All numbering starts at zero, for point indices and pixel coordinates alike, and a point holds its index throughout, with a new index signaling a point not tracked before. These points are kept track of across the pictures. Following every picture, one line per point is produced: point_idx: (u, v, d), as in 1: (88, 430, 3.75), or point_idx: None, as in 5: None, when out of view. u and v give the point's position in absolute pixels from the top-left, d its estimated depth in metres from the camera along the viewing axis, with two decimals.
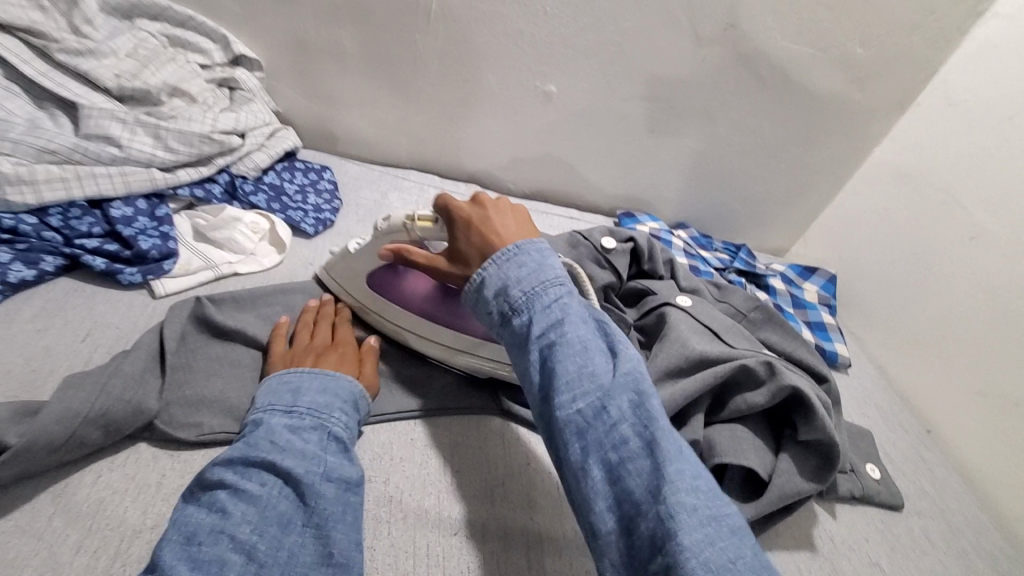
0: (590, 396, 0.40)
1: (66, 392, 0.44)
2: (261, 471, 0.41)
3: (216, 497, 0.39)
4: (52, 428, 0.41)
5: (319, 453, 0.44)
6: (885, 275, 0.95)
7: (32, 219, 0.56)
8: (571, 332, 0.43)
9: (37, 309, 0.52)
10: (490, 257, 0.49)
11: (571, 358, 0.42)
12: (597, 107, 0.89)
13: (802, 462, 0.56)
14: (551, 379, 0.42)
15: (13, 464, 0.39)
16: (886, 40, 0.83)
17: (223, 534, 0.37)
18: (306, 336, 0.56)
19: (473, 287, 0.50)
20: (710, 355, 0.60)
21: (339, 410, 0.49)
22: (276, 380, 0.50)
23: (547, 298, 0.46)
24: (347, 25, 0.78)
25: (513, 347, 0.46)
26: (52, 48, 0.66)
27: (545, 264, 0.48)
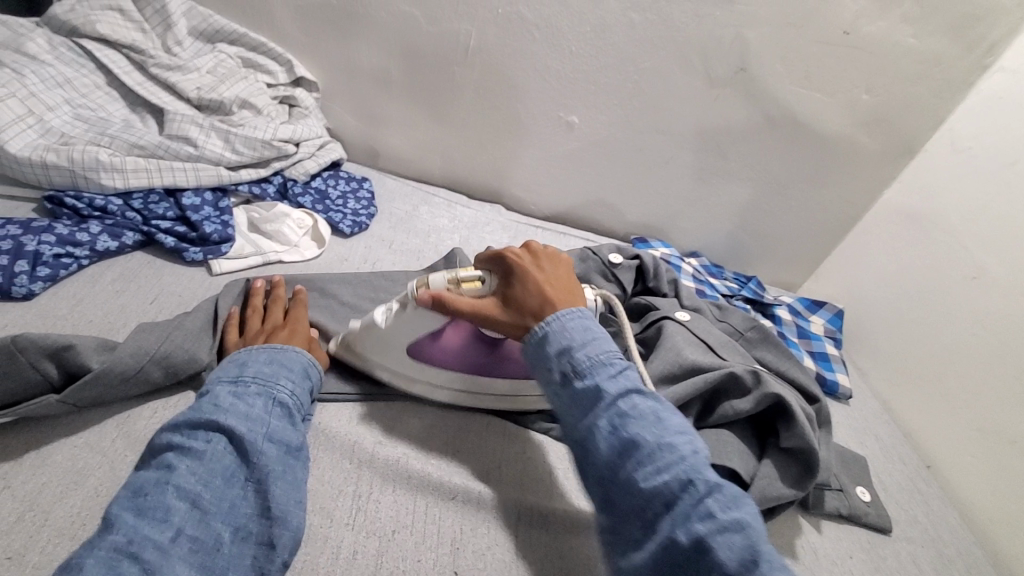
0: (674, 468, 0.41)
1: (138, 335, 0.52)
2: (209, 432, 0.44)
3: (165, 456, 0.42)
4: (126, 360, 0.49)
5: (263, 416, 0.46)
6: (892, 313, 0.97)
7: (119, 201, 0.66)
8: (641, 399, 0.46)
9: (116, 275, 0.61)
10: (553, 313, 0.52)
11: (650, 427, 0.44)
12: (616, 138, 0.97)
13: (784, 468, 0.59)
14: (629, 449, 0.43)
15: (93, 387, 0.48)
16: (891, 88, 0.89)
17: (167, 484, 0.40)
18: (258, 321, 0.58)
19: (532, 340, 0.52)
20: (702, 363, 0.65)
21: (286, 381, 0.51)
22: (228, 356, 0.52)
23: (612, 364, 0.48)
24: (396, 55, 0.89)
25: (576, 411, 0.48)
26: (149, 63, 0.78)
27: (602, 329, 0.52)
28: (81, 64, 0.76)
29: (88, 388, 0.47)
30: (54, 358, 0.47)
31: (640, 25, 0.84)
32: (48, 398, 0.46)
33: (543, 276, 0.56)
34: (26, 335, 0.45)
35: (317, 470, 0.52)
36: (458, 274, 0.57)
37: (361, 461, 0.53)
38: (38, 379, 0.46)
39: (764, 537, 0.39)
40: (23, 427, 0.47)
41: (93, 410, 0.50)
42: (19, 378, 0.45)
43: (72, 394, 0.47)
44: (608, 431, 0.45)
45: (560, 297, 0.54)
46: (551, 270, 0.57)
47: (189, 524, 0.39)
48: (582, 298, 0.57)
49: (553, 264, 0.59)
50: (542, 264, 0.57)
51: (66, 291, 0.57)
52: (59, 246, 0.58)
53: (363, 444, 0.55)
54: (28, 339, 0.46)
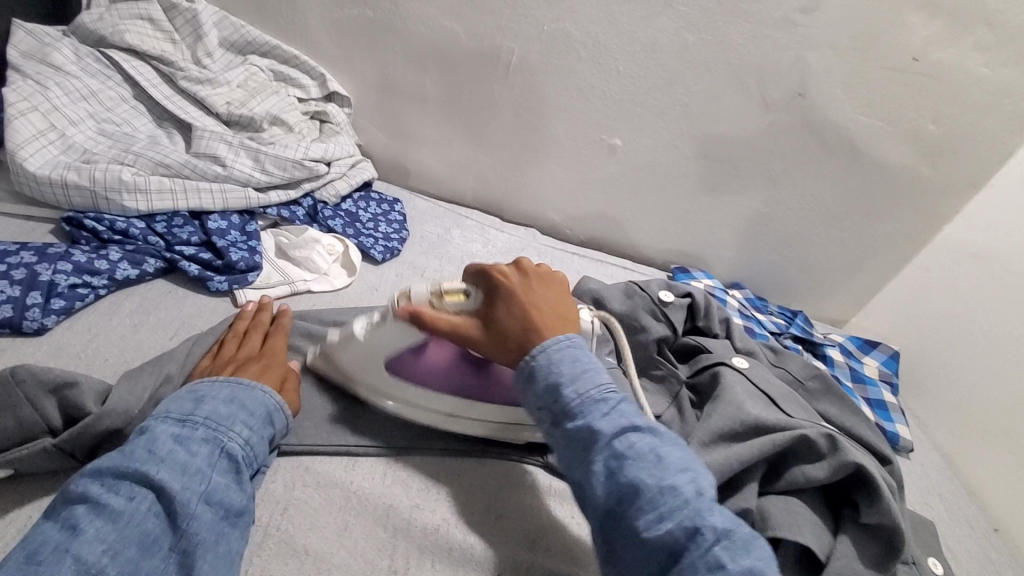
0: (679, 515, 0.39)
1: (138, 374, 0.47)
2: (134, 484, 0.37)
3: (74, 512, 0.35)
4: (128, 399, 0.44)
5: (205, 471, 0.40)
6: (954, 358, 0.90)
7: (141, 224, 0.62)
8: (639, 438, 0.43)
9: (135, 306, 0.57)
10: (539, 345, 0.48)
11: (649, 469, 0.41)
12: (659, 163, 0.91)
13: (861, 546, 0.54)
14: (629, 495, 0.41)
15: (92, 432, 0.42)
16: (958, 118, 0.82)
17: (66, 553, 0.33)
18: (233, 347, 0.52)
19: (520, 375, 0.48)
20: (766, 421, 0.59)
21: (241, 424, 0.44)
22: (182, 389, 0.45)
23: (606, 401, 0.45)
24: (432, 71, 0.85)
25: (568, 450, 0.45)
26: (177, 76, 0.74)
27: (593, 360, 0.48)
28: (108, 76, 0.72)
29: (86, 433, 0.42)
30: (56, 397, 0.42)
31: (693, 46, 0.79)
32: (42, 442, 0.40)
33: (530, 298, 0.52)
34: (27, 366, 0.41)
35: (348, 539, 0.46)
36: (441, 286, 0.51)
37: (396, 529, 0.48)
38: (34, 419, 0.41)
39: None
40: (21, 484, 0.42)
41: None
42: (13, 418, 0.40)
43: (71, 440, 0.41)
44: (605, 476, 0.42)
45: (546, 324, 0.50)
46: (542, 293, 0.53)
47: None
48: (571, 324, 0.52)
49: (544, 285, 0.54)
50: (533, 285, 0.53)
51: (81, 324, 0.53)
52: (75, 276, 0.54)
53: (399, 509, 0.50)
54: (30, 371, 0.41)
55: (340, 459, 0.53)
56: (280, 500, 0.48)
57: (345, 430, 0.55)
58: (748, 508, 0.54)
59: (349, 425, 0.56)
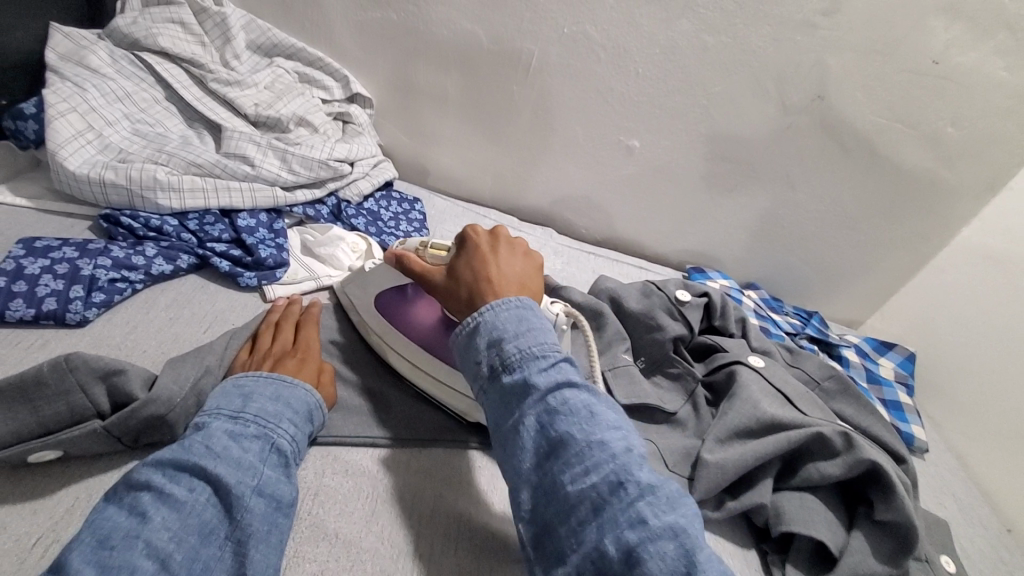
0: (604, 468, 0.37)
1: (180, 363, 0.49)
2: (195, 477, 0.39)
3: (139, 499, 0.37)
4: (171, 387, 0.46)
5: (257, 466, 0.41)
6: (971, 361, 0.90)
7: (174, 221, 0.65)
8: (574, 395, 0.42)
9: (170, 300, 0.59)
10: (489, 305, 0.48)
11: (579, 424, 0.39)
12: (675, 164, 0.92)
13: (876, 542, 0.54)
14: (557, 449, 0.39)
15: (137, 417, 0.43)
16: (979, 122, 0.82)
17: (137, 538, 0.34)
18: (268, 340, 0.55)
19: (466, 334, 0.48)
20: (782, 419, 0.59)
21: (288, 423, 0.46)
22: (227, 384, 0.47)
23: (546, 357, 0.44)
24: (452, 74, 0.86)
25: (502, 406, 0.43)
26: (207, 78, 0.77)
27: (540, 321, 0.47)
28: (141, 78, 0.74)
29: (132, 418, 0.43)
30: (104, 383, 0.44)
31: (713, 49, 0.79)
32: (91, 425, 0.42)
33: (491, 256, 0.53)
34: (80, 353, 0.43)
35: (376, 525, 0.48)
36: (429, 240, 0.58)
37: (422, 517, 0.50)
38: (84, 404, 0.43)
39: (701, 541, 0.35)
40: (70, 465, 0.44)
41: (143, 450, 0.46)
42: (65, 403, 0.42)
43: (117, 424, 0.43)
44: (536, 430, 0.41)
45: (500, 280, 0.51)
46: (506, 256, 0.54)
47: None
48: (524, 290, 0.52)
49: (512, 249, 0.55)
50: (498, 247, 0.54)
51: (119, 317, 0.55)
52: (114, 270, 0.56)
53: (424, 498, 0.51)
54: (82, 358, 0.43)
55: (366, 449, 0.55)
56: (311, 485, 0.50)
57: (370, 421, 0.57)
58: (763, 503, 0.55)
59: (373, 417, 0.58)
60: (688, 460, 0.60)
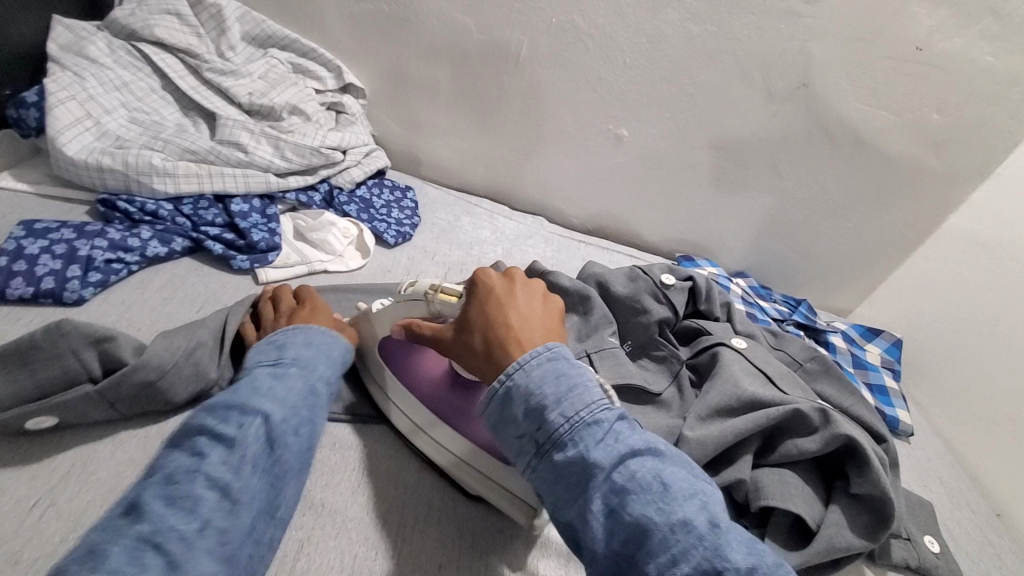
0: (693, 555, 0.34)
1: (172, 335, 0.50)
2: (243, 416, 0.40)
3: (196, 440, 0.38)
4: (162, 356, 0.48)
5: (300, 408, 0.43)
6: (958, 348, 0.91)
7: (169, 205, 0.67)
8: (639, 464, 0.38)
9: (164, 281, 0.61)
10: (516, 364, 0.44)
11: (654, 503, 0.36)
12: (664, 153, 0.93)
13: (854, 516, 0.55)
14: (635, 537, 0.36)
15: (128, 382, 0.45)
16: (964, 108, 0.83)
17: (198, 473, 0.36)
18: (271, 312, 0.56)
19: (498, 400, 0.44)
20: (761, 396, 0.61)
21: (324, 368, 0.48)
22: (263, 337, 0.49)
23: (598, 423, 0.40)
24: (443, 64, 0.88)
25: (560, 488, 0.40)
26: (202, 67, 0.79)
27: (579, 373, 0.43)
28: (138, 67, 0.76)
29: (122, 382, 0.45)
30: (96, 349, 0.46)
31: (699, 38, 0.81)
32: (84, 389, 0.44)
33: (511, 305, 0.49)
34: (71, 320, 0.45)
35: (363, 498, 0.50)
36: (438, 285, 0.54)
37: (405, 489, 0.52)
38: (77, 368, 0.45)
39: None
40: (69, 432, 0.46)
41: (138, 419, 0.48)
42: (59, 366, 0.44)
43: (109, 388, 0.45)
44: (605, 514, 0.37)
45: (522, 329, 0.48)
46: (525, 300, 0.50)
47: (219, 517, 0.35)
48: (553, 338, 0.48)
49: (531, 292, 0.51)
50: (515, 291, 0.50)
51: (116, 297, 0.57)
52: (111, 252, 0.58)
53: (408, 473, 0.54)
54: (73, 324, 0.45)
55: (353, 426, 0.57)
56: None
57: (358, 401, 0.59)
58: (742, 479, 0.56)
59: (362, 397, 0.60)
60: (671, 436, 0.61)
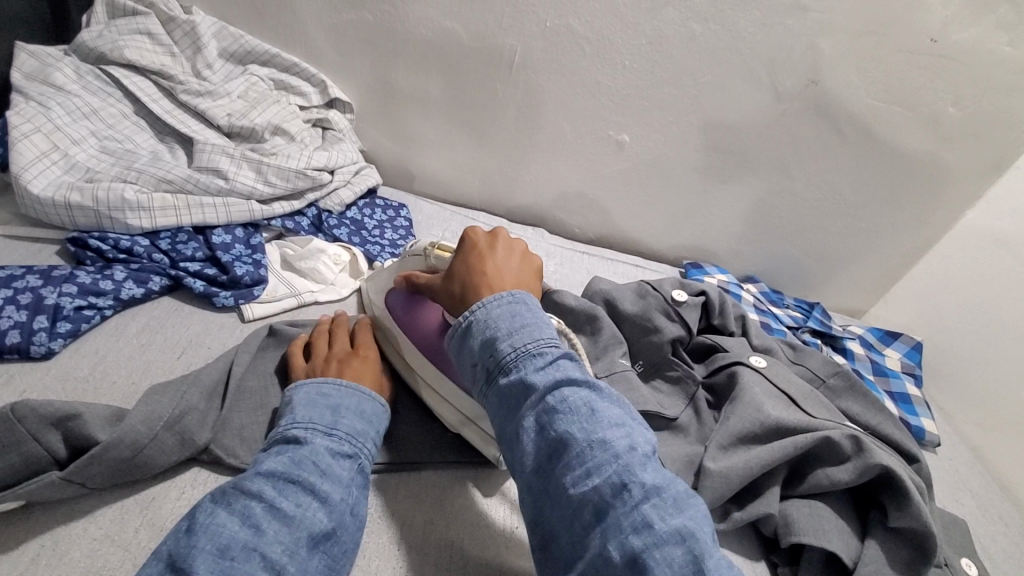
0: (606, 470, 0.37)
1: (151, 397, 0.46)
2: (300, 491, 0.40)
3: (251, 508, 0.38)
4: (138, 428, 0.43)
5: (348, 484, 0.43)
6: (980, 349, 0.87)
7: (145, 241, 0.62)
8: (573, 392, 0.41)
9: (141, 325, 0.56)
10: (481, 302, 0.48)
11: (578, 422, 0.39)
12: (668, 158, 0.89)
13: (893, 551, 0.51)
14: (557, 450, 0.39)
15: (99, 463, 0.41)
16: (982, 101, 0.78)
17: (255, 551, 0.36)
18: (324, 344, 0.56)
19: (461, 332, 0.48)
20: (787, 422, 0.57)
21: (371, 443, 0.48)
22: (315, 390, 0.49)
23: (542, 355, 0.43)
24: (433, 74, 0.84)
25: (501, 408, 0.44)
26: (177, 89, 0.74)
27: (535, 315, 0.47)
28: (108, 93, 0.72)
29: (93, 464, 0.41)
30: (60, 430, 0.41)
31: (701, 37, 0.76)
32: (48, 475, 0.40)
33: (491, 254, 0.53)
34: (27, 402, 0.40)
35: (364, 558, 0.46)
36: (436, 242, 0.58)
37: (410, 545, 0.48)
38: (40, 454, 0.40)
39: (707, 542, 0.35)
40: (37, 510, 0.41)
41: (114, 490, 0.44)
42: (17, 454, 0.39)
43: (78, 471, 0.40)
44: (535, 431, 0.41)
45: (496, 274, 0.51)
46: (504, 254, 0.53)
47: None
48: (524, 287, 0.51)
49: (512, 249, 0.54)
50: (496, 245, 0.53)
51: (88, 347, 0.53)
52: (81, 298, 0.54)
53: (413, 525, 0.50)
54: (30, 406, 0.40)
55: None
56: None
57: None
58: (771, 513, 0.53)
59: None
60: (691, 468, 0.58)
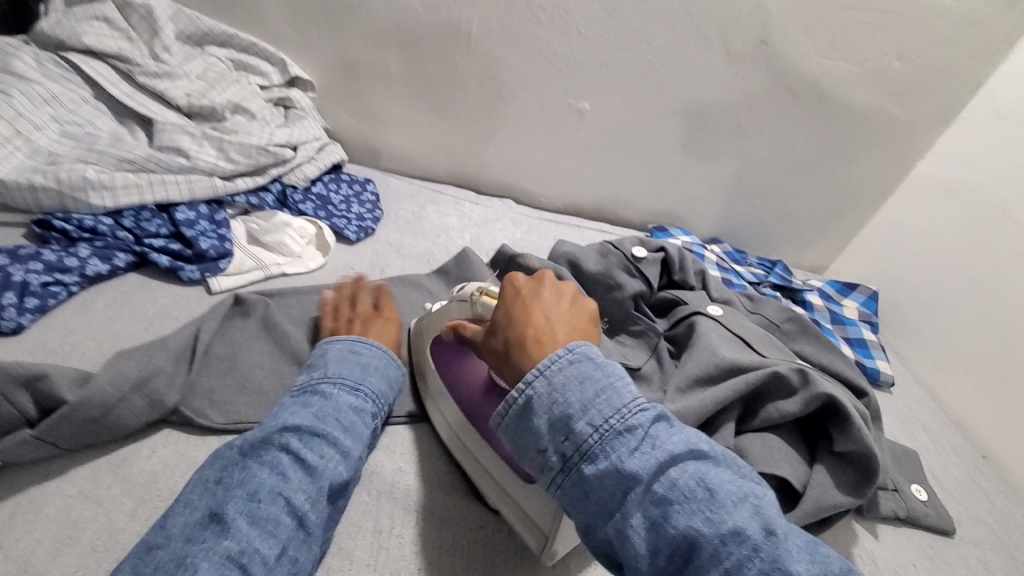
0: (749, 568, 0.32)
1: (117, 360, 0.48)
2: (325, 445, 0.43)
3: (280, 459, 0.41)
4: (106, 389, 0.45)
5: (363, 439, 0.46)
6: (930, 294, 0.91)
7: (109, 220, 0.63)
8: (680, 473, 0.36)
9: (109, 300, 0.58)
10: (535, 370, 0.42)
11: (698, 511, 0.34)
12: (629, 124, 0.91)
13: (838, 474, 0.55)
14: (681, 548, 0.34)
15: (69, 422, 0.43)
16: (924, 54, 0.81)
17: (280, 496, 0.39)
18: (349, 308, 0.59)
19: (519, 412, 0.41)
20: (741, 362, 0.59)
21: (388, 403, 0.51)
22: (345, 348, 0.52)
23: (631, 431, 0.38)
24: (393, 50, 0.84)
25: (596, 505, 0.38)
26: (135, 72, 0.74)
27: (606, 374, 0.41)
28: (67, 78, 0.72)
29: (63, 422, 0.42)
30: (28, 390, 0.43)
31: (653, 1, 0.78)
32: (21, 434, 0.41)
33: (540, 305, 0.47)
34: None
35: None
36: (485, 287, 0.54)
37: (379, 492, 0.50)
38: (13, 415, 0.42)
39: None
40: (10, 471, 0.43)
41: (86, 452, 0.45)
42: None
43: (49, 429, 0.42)
44: (648, 529, 0.35)
45: (545, 328, 0.45)
46: (551, 298, 0.48)
47: (294, 545, 0.38)
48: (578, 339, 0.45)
49: (561, 293, 0.49)
50: (541, 291, 0.48)
51: (57, 322, 0.54)
52: (46, 274, 0.55)
53: (382, 474, 0.52)
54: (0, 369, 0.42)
55: None
56: None
57: None
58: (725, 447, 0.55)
59: None
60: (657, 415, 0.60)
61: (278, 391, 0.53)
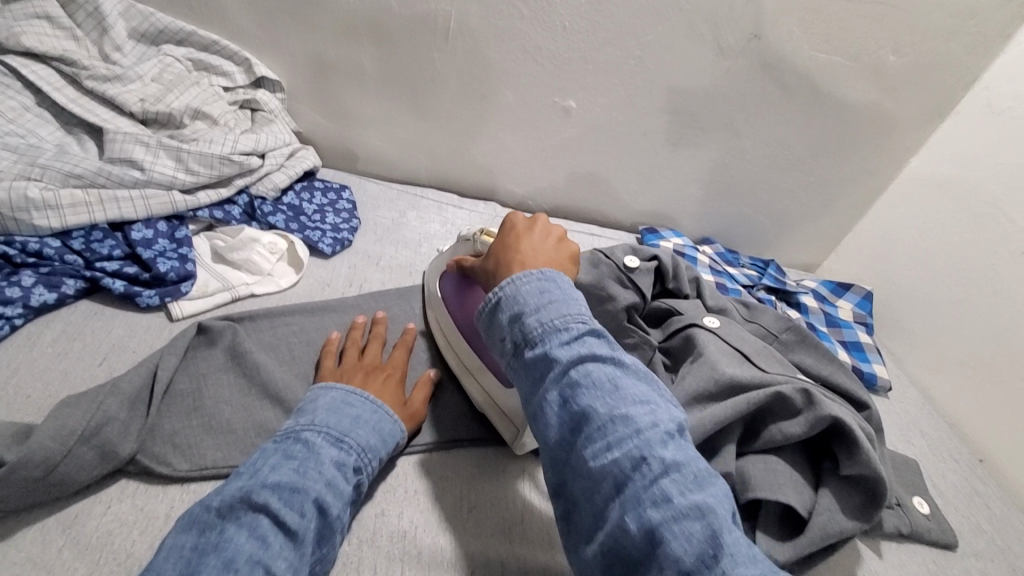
0: (626, 445, 0.36)
1: (62, 410, 0.43)
2: (308, 502, 0.39)
3: (259, 522, 0.37)
4: (48, 445, 0.41)
5: (348, 496, 0.43)
6: (923, 294, 0.89)
7: (55, 242, 0.58)
8: (598, 367, 0.40)
9: (57, 333, 0.53)
10: (509, 278, 0.46)
11: (601, 397, 0.38)
12: (617, 122, 0.87)
13: (845, 498, 0.53)
14: (579, 423, 0.38)
15: (8, 484, 0.38)
16: (921, 48, 0.78)
17: (260, 565, 0.35)
18: (355, 354, 0.57)
19: (489, 307, 0.46)
20: (741, 379, 0.56)
21: (379, 460, 0.47)
22: (339, 397, 0.49)
23: (568, 329, 0.42)
24: (366, 46, 0.79)
25: (525, 382, 0.42)
26: (82, 75, 0.68)
27: (564, 290, 0.45)
28: (6, 84, 0.66)
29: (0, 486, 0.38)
30: None
31: None
32: None
33: (529, 239, 0.52)
34: None
35: None
36: (485, 229, 0.60)
37: (361, 538, 0.47)
38: None
39: (729, 522, 0.33)
40: None
41: (31, 512, 0.41)
42: None
43: None
44: (558, 405, 0.39)
45: (530, 257, 0.50)
46: (540, 237, 0.52)
47: None
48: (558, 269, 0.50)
49: (549, 234, 0.53)
50: (533, 230, 0.52)
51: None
52: None
53: (363, 519, 0.48)
54: None
55: None
56: None
57: None
58: (727, 472, 0.53)
59: None
60: None
61: (248, 428, 0.49)
